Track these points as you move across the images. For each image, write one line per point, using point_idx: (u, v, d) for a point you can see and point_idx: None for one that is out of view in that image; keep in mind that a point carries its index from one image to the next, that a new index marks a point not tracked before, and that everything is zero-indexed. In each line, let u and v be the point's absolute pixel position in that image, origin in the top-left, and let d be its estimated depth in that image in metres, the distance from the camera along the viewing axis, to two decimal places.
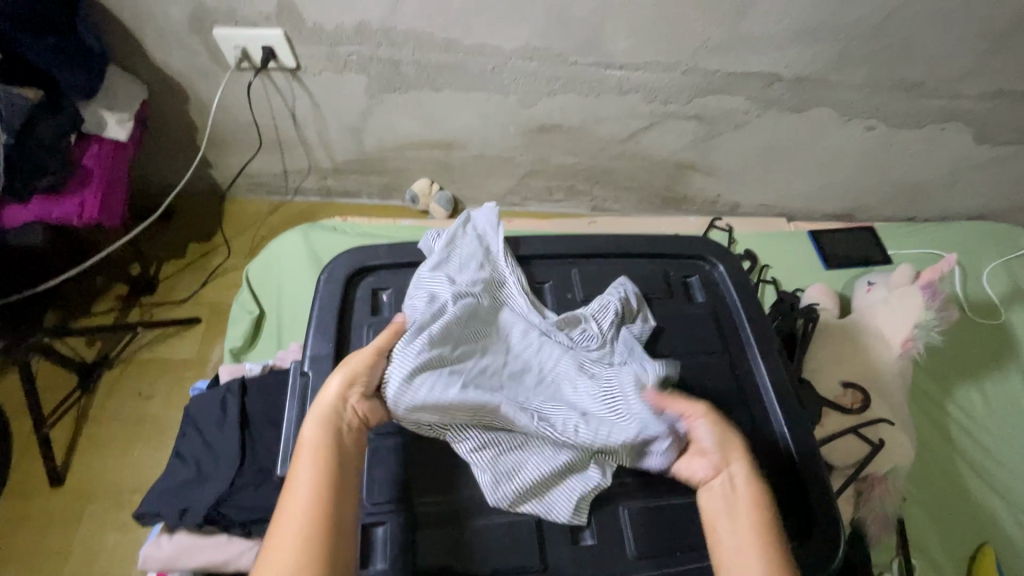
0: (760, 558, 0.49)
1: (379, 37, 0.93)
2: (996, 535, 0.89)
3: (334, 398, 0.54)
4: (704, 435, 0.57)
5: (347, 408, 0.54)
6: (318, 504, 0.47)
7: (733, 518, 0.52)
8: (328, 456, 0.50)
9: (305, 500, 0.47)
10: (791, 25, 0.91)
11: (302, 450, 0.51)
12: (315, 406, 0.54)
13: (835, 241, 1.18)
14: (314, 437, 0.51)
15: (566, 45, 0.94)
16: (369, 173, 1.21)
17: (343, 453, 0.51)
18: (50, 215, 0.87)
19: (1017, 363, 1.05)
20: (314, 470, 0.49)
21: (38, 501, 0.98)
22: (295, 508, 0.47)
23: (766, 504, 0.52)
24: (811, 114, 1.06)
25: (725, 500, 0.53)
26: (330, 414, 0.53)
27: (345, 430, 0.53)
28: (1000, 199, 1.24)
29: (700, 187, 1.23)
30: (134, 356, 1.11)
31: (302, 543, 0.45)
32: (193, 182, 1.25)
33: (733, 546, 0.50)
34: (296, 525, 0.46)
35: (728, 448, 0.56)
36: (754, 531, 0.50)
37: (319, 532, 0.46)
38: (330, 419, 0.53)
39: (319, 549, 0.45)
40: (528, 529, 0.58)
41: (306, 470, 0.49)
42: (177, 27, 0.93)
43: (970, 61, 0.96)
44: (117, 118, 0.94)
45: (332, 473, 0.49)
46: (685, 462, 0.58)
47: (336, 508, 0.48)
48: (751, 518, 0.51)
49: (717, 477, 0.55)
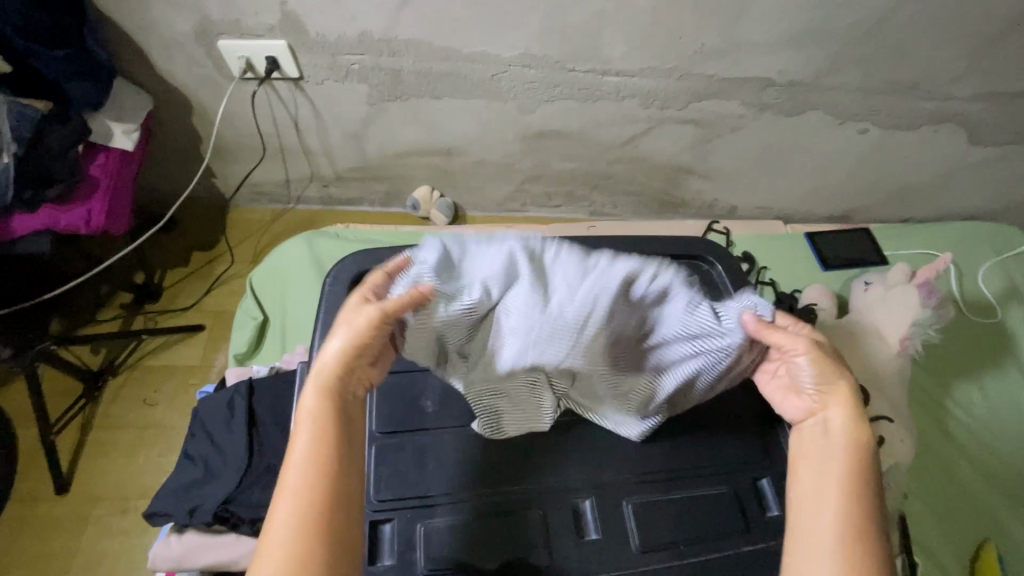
0: (834, 505, 0.46)
1: (380, 47, 0.95)
2: (996, 530, 0.90)
3: (335, 367, 0.49)
4: (806, 371, 0.51)
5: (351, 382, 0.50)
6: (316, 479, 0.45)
7: (824, 461, 0.48)
8: (324, 432, 0.47)
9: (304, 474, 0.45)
10: (783, 30, 0.93)
11: (299, 423, 0.47)
12: (316, 371, 0.49)
13: (831, 241, 1.19)
14: (316, 406, 0.48)
15: (563, 53, 0.96)
16: (371, 180, 1.23)
17: (344, 428, 0.48)
18: (57, 224, 0.88)
19: (1014, 360, 1.06)
20: (313, 442, 0.46)
21: (45, 507, 0.99)
22: (291, 488, 0.44)
23: (862, 463, 0.47)
24: (805, 118, 1.08)
25: (817, 444, 0.49)
26: (331, 385, 0.49)
27: (346, 399, 0.49)
28: (991, 200, 1.26)
29: (697, 190, 1.25)
30: (138, 363, 1.12)
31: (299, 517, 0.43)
32: (197, 192, 1.26)
33: (809, 487, 0.48)
34: (296, 494, 0.44)
35: (826, 390, 0.51)
36: (838, 477, 0.47)
37: (319, 505, 0.44)
38: (333, 389, 0.49)
39: (321, 522, 0.43)
40: (535, 524, 0.59)
41: (306, 441, 0.46)
42: (182, 38, 0.95)
43: (957, 64, 0.98)
44: (124, 128, 0.96)
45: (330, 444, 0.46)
46: (779, 399, 0.54)
47: (336, 481, 0.45)
48: (841, 466, 0.47)
49: (812, 418, 0.51)
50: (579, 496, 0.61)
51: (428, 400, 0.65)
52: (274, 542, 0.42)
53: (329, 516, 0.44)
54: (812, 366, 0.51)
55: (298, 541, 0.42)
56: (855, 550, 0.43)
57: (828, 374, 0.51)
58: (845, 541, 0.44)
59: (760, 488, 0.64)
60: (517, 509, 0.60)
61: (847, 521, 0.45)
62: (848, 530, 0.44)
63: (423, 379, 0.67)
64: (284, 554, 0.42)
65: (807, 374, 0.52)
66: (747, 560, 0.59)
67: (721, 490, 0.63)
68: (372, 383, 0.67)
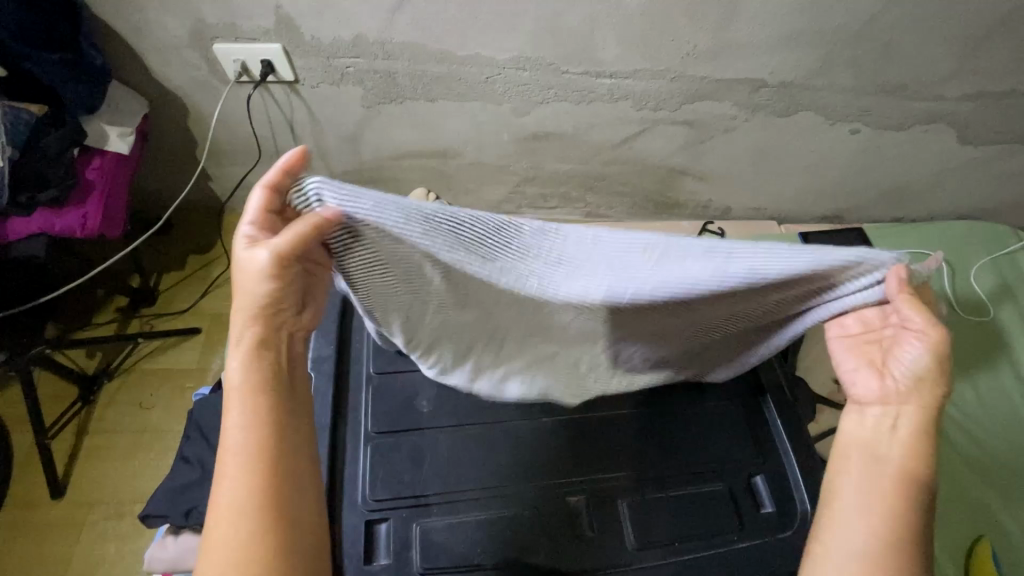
0: (884, 506, 0.46)
1: (374, 50, 0.96)
2: (990, 526, 0.90)
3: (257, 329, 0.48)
4: (914, 362, 0.48)
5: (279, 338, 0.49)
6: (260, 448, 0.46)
7: (879, 458, 0.48)
8: (253, 396, 0.47)
9: (248, 442, 0.46)
10: (774, 32, 0.94)
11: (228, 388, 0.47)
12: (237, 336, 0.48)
13: (824, 240, 1.20)
14: (242, 373, 0.47)
15: (557, 55, 0.97)
16: (367, 183, 1.24)
17: (274, 385, 0.48)
18: (53, 227, 0.89)
19: (1007, 357, 1.07)
20: (250, 409, 0.46)
21: (40, 512, 0.98)
22: (229, 455, 0.45)
23: (924, 468, 0.47)
24: (797, 119, 1.09)
25: (878, 438, 0.49)
26: (257, 346, 0.48)
27: (272, 352, 0.49)
28: (983, 199, 1.27)
29: (691, 191, 1.26)
30: (134, 367, 1.12)
31: (251, 487, 0.44)
32: (193, 196, 1.26)
33: (862, 485, 0.47)
34: (243, 465, 0.45)
35: (916, 387, 0.48)
36: (892, 481, 0.47)
37: (262, 470, 0.45)
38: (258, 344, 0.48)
39: (265, 486, 0.45)
40: (531, 523, 0.60)
41: (241, 409, 0.46)
42: (177, 42, 0.95)
43: (947, 65, 0.99)
44: (120, 132, 0.96)
45: (266, 409, 0.47)
46: (850, 371, 0.52)
47: (280, 443, 0.47)
48: (901, 468, 0.47)
49: (883, 407, 0.49)
50: (575, 495, 0.62)
51: (424, 400, 0.66)
52: (221, 509, 0.44)
53: (271, 480, 0.45)
54: (924, 356, 0.47)
55: (242, 507, 0.44)
56: (890, 552, 0.45)
57: (923, 374, 0.48)
58: (885, 544, 0.45)
59: (754, 485, 0.65)
60: (513, 508, 0.60)
61: (889, 525, 0.45)
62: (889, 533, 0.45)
63: (418, 379, 0.67)
64: (228, 520, 0.44)
65: (906, 361, 0.48)
66: (742, 557, 0.60)
67: (715, 488, 0.63)
68: (367, 384, 0.67)
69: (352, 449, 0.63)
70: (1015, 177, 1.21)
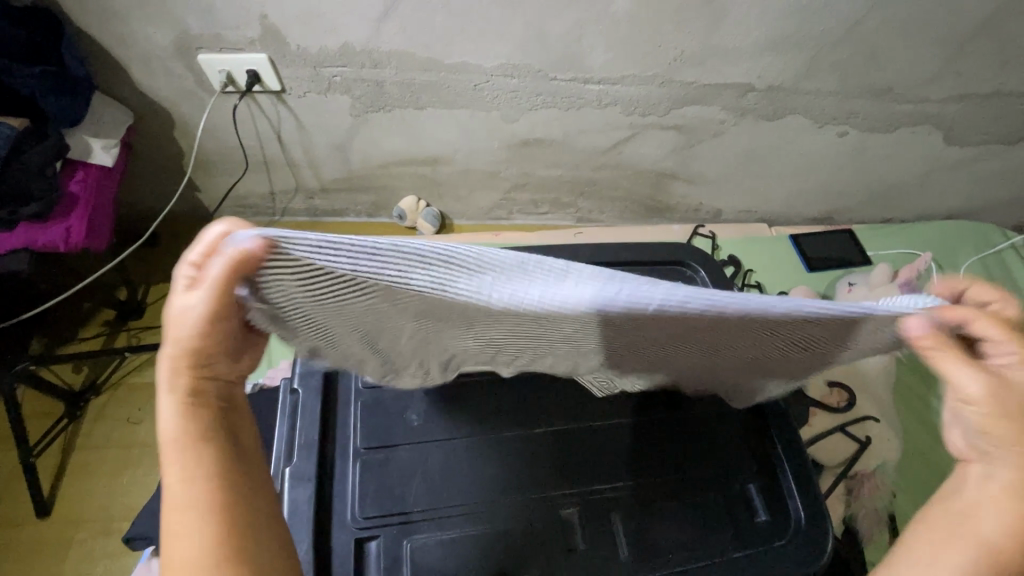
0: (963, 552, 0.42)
1: (362, 59, 0.95)
2: None
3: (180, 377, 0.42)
4: (981, 416, 0.43)
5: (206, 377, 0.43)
6: (207, 490, 0.40)
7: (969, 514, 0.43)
8: (194, 443, 0.41)
9: (194, 488, 0.40)
10: (760, 37, 0.94)
11: (164, 448, 0.41)
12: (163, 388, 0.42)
13: (814, 242, 1.21)
14: (178, 423, 0.41)
15: (545, 62, 0.97)
16: (357, 191, 1.23)
17: (218, 431, 0.43)
18: (35, 243, 0.87)
19: None
20: (189, 457, 0.41)
21: (26, 531, 0.97)
22: (182, 505, 0.40)
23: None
24: (785, 122, 1.09)
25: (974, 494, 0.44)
26: (188, 392, 0.42)
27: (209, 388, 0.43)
28: (970, 199, 1.28)
29: (682, 195, 1.26)
30: (122, 381, 1.10)
31: (206, 537, 0.39)
32: (180, 207, 1.25)
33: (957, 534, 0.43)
34: (196, 514, 0.39)
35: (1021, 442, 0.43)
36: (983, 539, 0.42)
37: (213, 515, 0.40)
38: (193, 392, 0.42)
39: (223, 525, 0.40)
40: (522, 538, 0.59)
41: (179, 462, 0.40)
42: (161, 53, 0.94)
43: (931, 68, 1.00)
44: (103, 144, 0.95)
45: (211, 451, 0.42)
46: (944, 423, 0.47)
47: (229, 479, 0.41)
48: (995, 520, 0.42)
49: (978, 461, 0.45)
50: (566, 507, 0.61)
51: (413, 413, 0.65)
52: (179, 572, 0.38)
53: (236, 520, 0.40)
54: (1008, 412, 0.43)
55: (203, 557, 0.38)
56: None
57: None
58: None
59: (748, 494, 0.64)
60: (504, 521, 0.60)
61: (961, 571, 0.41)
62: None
63: (408, 393, 0.67)
64: None
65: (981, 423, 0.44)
66: (735, 566, 0.59)
67: (708, 497, 0.63)
68: (356, 398, 0.66)
69: (341, 464, 0.62)
70: (1002, 177, 1.22)
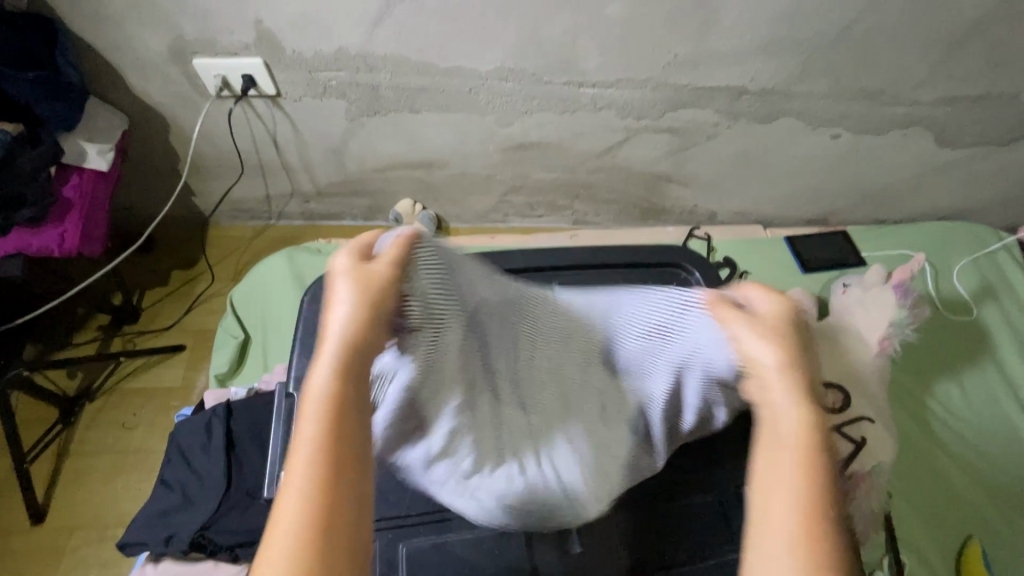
0: (793, 490, 0.39)
1: (357, 63, 0.95)
2: (980, 527, 0.91)
3: (339, 342, 0.42)
4: (752, 344, 0.45)
5: (369, 347, 0.43)
6: (325, 469, 0.37)
7: (775, 449, 0.41)
8: (333, 412, 0.39)
9: (313, 460, 0.37)
10: (753, 41, 0.95)
11: (309, 403, 0.40)
12: (332, 335, 0.42)
13: (809, 244, 1.21)
14: (327, 384, 0.40)
15: (539, 65, 0.97)
16: (353, 195, 1.23)
17: (357, 404, 0.40)
18: (29, 247, 0.87)
19: (991, 356, 1.08)
20: (323, 424, 0.39)
21: (19, 538, 0.96)
22: (299, 471, 0.37)
23: (821, 434, 0.42)
24: (779, 124, 1.10)
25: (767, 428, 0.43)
26: (343, 358, 0.41)
27: (360, 371, 0.42)
28: (962, 200, 1.29)
29: (677, 197, 1.26)
30: (117, 387, 1.10)
31: (306, 521, 0.36)
32: (174, 211, 1.25)
33: (781, 471, 0.40)
34: (306, 489, 0.37)
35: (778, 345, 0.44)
36: (793, 472, 0.40)
37: (322, 501, 0.36)
38: (349, 360, 0.41)
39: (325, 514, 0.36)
40: (519, 542, 0.59)
41: (314, 423, 0.39)
42: (156, 58, 0.94)
43: (923, 71, 1.01)
44: (98, 148, 0.94)
45: (339, 427, 0.39)
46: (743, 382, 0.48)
47: (349, 468, 0.38)
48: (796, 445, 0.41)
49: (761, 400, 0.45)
50: None
51: None
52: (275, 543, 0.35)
53: (338, 519, 0.36)
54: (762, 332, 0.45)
55: (302, 543, 0.35)
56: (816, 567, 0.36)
57: (786, 346, 0.45)
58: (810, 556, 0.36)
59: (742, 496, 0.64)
60: (501, 524, 0.60)
61: (800, 517, 0.38)
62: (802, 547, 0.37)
63: None
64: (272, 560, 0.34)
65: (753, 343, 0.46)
66: (729, 567, 0.60)
67: (704, 500, 0.63)
68: None
69: None
70: (994, 178, 1.23)
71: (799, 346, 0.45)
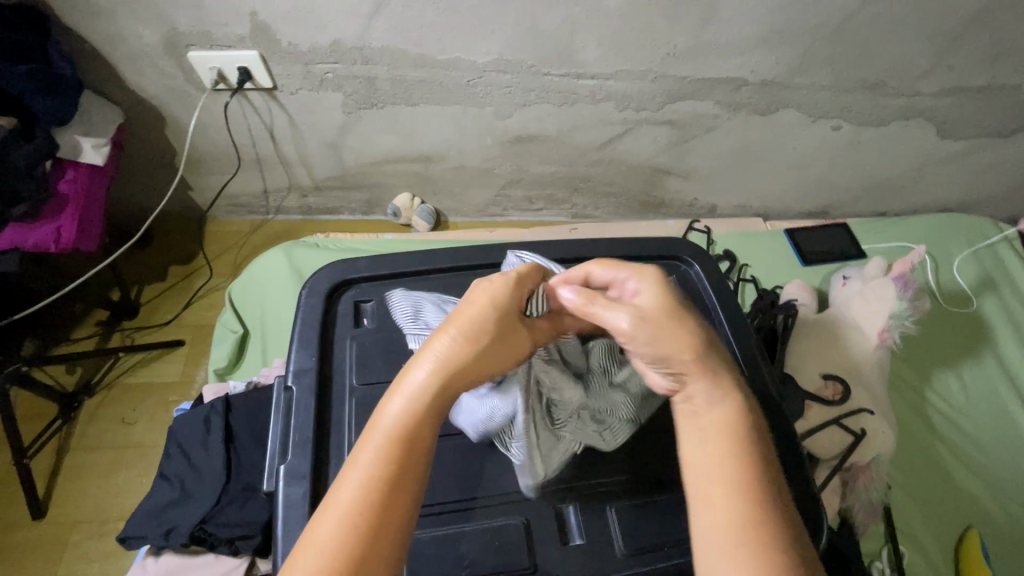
0: (720, 488, 0.44)
1: (353, 55, 0.95)
2: (979, 518, 0.91)
3: (427, 373, 0.45)
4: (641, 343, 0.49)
5: (450, 388, 0.45)
6: (370, 495, 0.41)
7: (704, 441, 0.46)
8: (397, 445, 0.42)
9: (361, 485, 0.41)
10: (753, 32, 0.94)
11: (377, 428, 0.43)
12: (428, 365, 0.45)
13: (809, 237, 1.21)
14: (400, 414, 0.43)
15: (537, 57, 0.96)
16: (351, 189, 1.23)
17: (421, 444, 0.43)
18: (26, 243, 0.87)
19: (990, 348, 1.08)
20: (380, 455, 0.42)
21: (21, 533, 0.96)
22: (347, 489, 0.41)
23: (743, 424, 0.46)
24: (779, 116, 1.09)
25: (692, 422, 0.47)
26: (424, 391, 0.44)
27: (439, 415, 0.45)
28: (963, 192, 1.29)
29: (676, 190, 1.26)
30: (116, 382, 1.10)
31: (340, 538, 0.39)
32: (172, 205, 1.24)
33: (709, 469, 0.45)
34: (347, 509, 0.40)
35: (677, 346, 0.48)
36: (721, 459, 0.45)
37: (358, 523, 0.40)
38: (429, 397, 0.44)
39: (358, 539, 0.39)
40: (519, 534, 0.59)
41: (373, 450, 0.42)
42: (150, 51, 0.93)
43: (924, 61, 1.00)
44: (93, 142, 0.94)
45: (392, 463, 0.42)
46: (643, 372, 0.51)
47: (390, 503, 0.41)
48: (718, 445, 0.45)
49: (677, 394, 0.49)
50: (563, 502, 0.61)
51: None
52: (311, 546, 0.39)
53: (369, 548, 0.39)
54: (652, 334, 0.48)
55: (336, 556, 0.39)
56: (749, 543, 0.41)
57: (687, 346, 0.48)
58: (744, 533, 0.42)
59: None
60: (501, 516, 0.60)
61: (735, 513, 0.43)
62: (741, 527, 0.42)
63: None
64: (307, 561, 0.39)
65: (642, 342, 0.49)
66: None
67: None
68: (350, 396, 0.66)
69: (337, 461, 0.61)
70: (995, 170, 1.23)
71: (708, 345, 0.48)
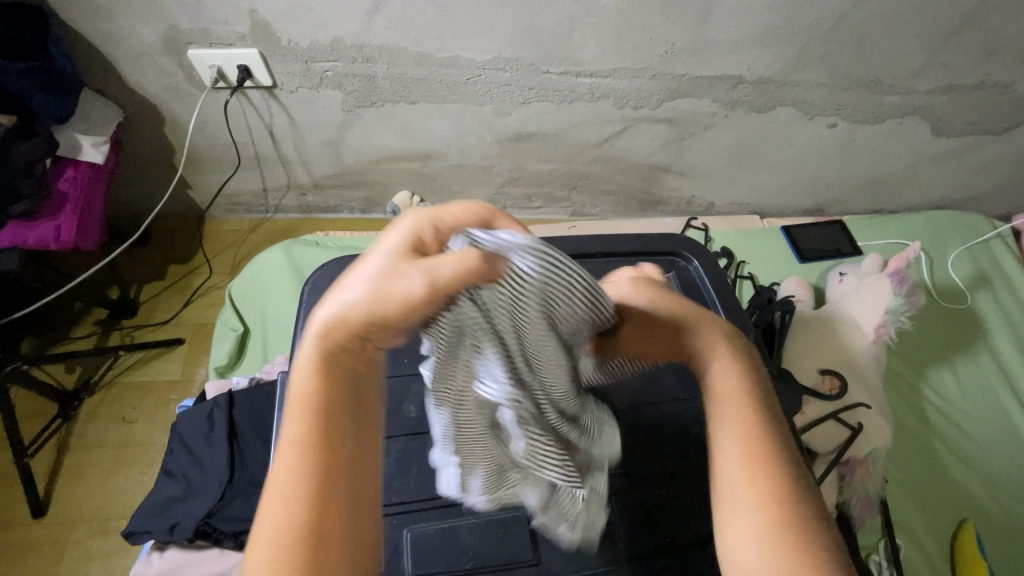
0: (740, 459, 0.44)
1: (353, 53, 0.95)
2: (973, 510, 0.92)
3: (319, 336, 0.39)
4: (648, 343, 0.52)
5: (354, 348, 0.39)
6: (304, 470, 0.38)
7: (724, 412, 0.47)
8: (310, 412, 0.39)
9: (291, 459, 0.38)
10: (749, 30, 0.95)
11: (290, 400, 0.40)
12: (320, 328, 0.39)
13: (806, 234, 1.22)
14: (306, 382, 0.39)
15: (535, 56, 0.97)
16: (350, 188, 1.23)
17: (338, 409, 0.39)
18: (26, 241, 0.86)
19: (985, 343, 1.10)
20: (299, 424, 0.39)
21: (21, 532, 0.96)
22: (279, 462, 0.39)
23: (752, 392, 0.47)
24: (775, 114, 1.10)
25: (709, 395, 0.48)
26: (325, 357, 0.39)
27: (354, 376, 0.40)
28: (958, 189, 1.30)
29: (674, 188, 1.27)
30: (116, 381, 1.10)
31: (283, 515, 0.37)
32: (171, 204, 1.24)
33: (719, 467, 0.45)
34: (287, 488, 0.38)
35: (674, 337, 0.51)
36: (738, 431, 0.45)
37: (299, 497, 0.38)
38: (328, 360, 0.39)
39: (301, 513, 0.38)
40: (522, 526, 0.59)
41: (294, 420, 0.39)
42: (150, 49, 0.94)
43: (918, 58, 1.01)
44: (93, 141, 0.94)
45: (316, 431, 0.39)
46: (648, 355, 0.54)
47: (326, 475, 0.38)
48: (734, 417, 0.46)
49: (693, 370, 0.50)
50: None
51: (411, 405, 0.65)
52: (262, 526, 0.38)
53: (318, 519, 0.38)
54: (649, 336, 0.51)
55: (284, 534, 0.37)
56: (774, 515, 0.42)
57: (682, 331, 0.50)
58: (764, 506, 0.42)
59: None
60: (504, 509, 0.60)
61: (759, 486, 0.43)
62: (762, 500, 0.43)
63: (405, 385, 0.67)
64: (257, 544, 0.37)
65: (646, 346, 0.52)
66: None
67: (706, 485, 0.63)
68: None
69: None
70: (989, 167, 1.24)
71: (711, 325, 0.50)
